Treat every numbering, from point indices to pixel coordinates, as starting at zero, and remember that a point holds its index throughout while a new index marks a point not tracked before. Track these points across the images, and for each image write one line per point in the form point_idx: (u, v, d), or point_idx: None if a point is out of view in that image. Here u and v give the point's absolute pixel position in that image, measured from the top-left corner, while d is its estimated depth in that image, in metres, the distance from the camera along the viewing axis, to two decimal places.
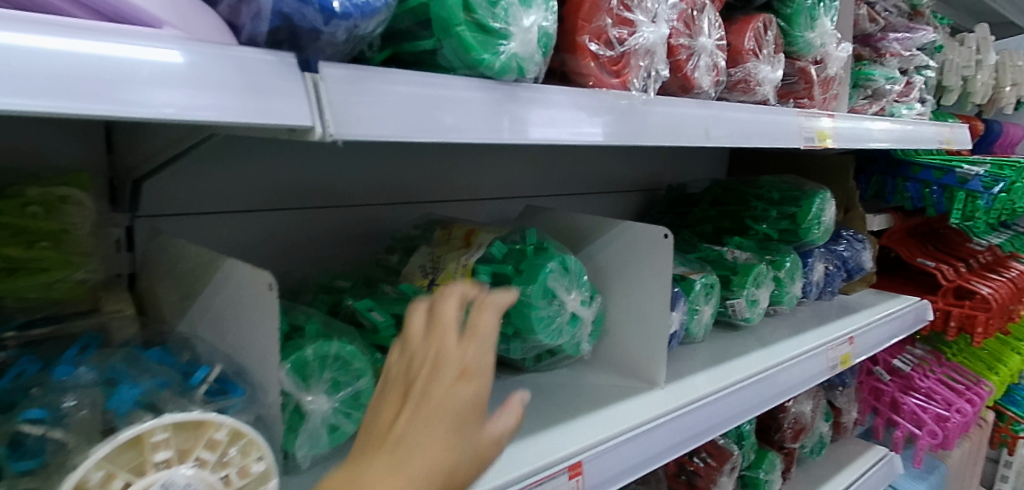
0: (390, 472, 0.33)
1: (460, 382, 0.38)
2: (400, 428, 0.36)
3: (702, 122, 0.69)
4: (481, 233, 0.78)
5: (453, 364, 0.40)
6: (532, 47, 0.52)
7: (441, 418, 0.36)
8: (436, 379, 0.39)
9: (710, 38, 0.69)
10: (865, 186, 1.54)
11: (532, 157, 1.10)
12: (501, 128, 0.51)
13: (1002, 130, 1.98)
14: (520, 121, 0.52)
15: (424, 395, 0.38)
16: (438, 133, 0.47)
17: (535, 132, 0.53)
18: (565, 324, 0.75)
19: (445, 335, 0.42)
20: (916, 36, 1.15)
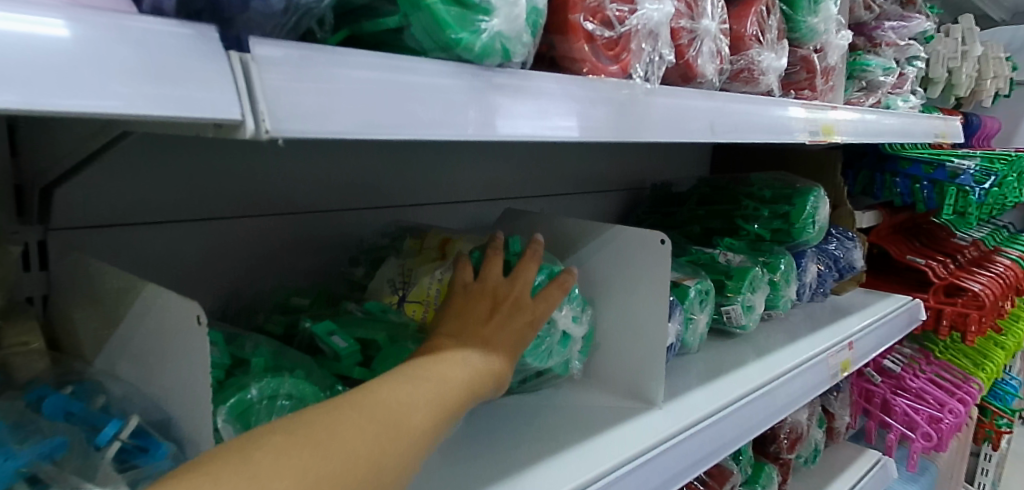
0: (485, 361, 0.51)
1: (529, 329, 0.56)
2: (490, 331, 0.54)
3: (707, 115, 0.61)
4: (458, 242, 0.69)
5: (532, 309, 0.57)
6: (519, 24, 0.43)
7: (512, 342, 0.55)
8: (518, 315, 0.56)
9: (713, 21, 0.62)
10: (853, 182, 1.49)
11: (510, 156, 1.02)
12: (484, 124, 0.42)
13: (980, 124, 1.97)
14: (505, 114, 0.44)
15: (511, 320, 0.55)
16: (407, 128, 0.38)
17: (523, 127, 0.45)
18: (555, 344, 0.67)
19: (525, 287, 0.58)
20: (911, 24, 1.09)
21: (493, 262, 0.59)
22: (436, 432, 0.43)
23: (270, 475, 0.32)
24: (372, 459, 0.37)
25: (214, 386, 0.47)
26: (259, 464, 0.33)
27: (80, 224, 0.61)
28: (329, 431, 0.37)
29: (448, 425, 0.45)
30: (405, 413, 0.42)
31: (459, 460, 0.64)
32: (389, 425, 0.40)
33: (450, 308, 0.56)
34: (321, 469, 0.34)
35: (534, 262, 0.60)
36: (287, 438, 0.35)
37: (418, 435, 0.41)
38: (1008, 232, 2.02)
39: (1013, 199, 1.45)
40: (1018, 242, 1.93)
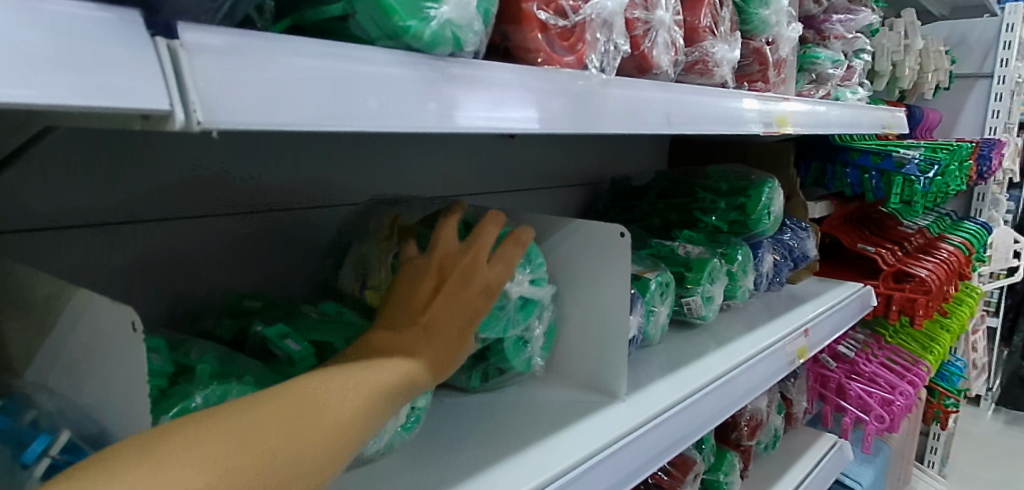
0: (424, 345, 0.51)
1: (478, 301, 0.54)
2: (435, 312, 0.52)
3: (662, 106, 0.61)
4: (404, 217, 0.68)
5: (483, 276, 0.54)
6: (470, 12, 0.41)
7: (460, 320, 0.54)
8: (468, 286, 0.54)
9: (667, 12, 0.62)
10: (804, 173, 1.52)
11: (467, 153, 1.01)
12: (437, 114, 0.41)
13: (923, 115, 2.05)
14: (457, 104, 0.43)
15: (459, 292, 0.53)
16: (349, 117, 0.36)
17: (476, 119, 0.43)
18: (513, 314, 0.66)
19: (480, 252, 0.54)
20: (858, 17, 1.11)
21: (442, 228, 0.55)
22: (369, 419, 0.43)
23: (191, 465, 0.32)
24: (295, 449, 0.37)
25: (156, 395, 0.44)
26: (180, 454, 0.32)
27: (4, 227, 0.57)
28: (253, 421, 0.36)
29: (387, 412, 0.45)
30: (337, 400, 0.41)
31: (421, 461, 0.62)
32: (316, 412, 0.39)
33: (398, 288, 0.54)
34: (236, 460, 0.34)
35: (492, 225, 0.56)
36: (213, 427, 0.35)
37: (349, 422, 0.41)
38: (951, 219, 2.10)
39: (955, 187, 1.51)
40: (959, 228, 2.01)
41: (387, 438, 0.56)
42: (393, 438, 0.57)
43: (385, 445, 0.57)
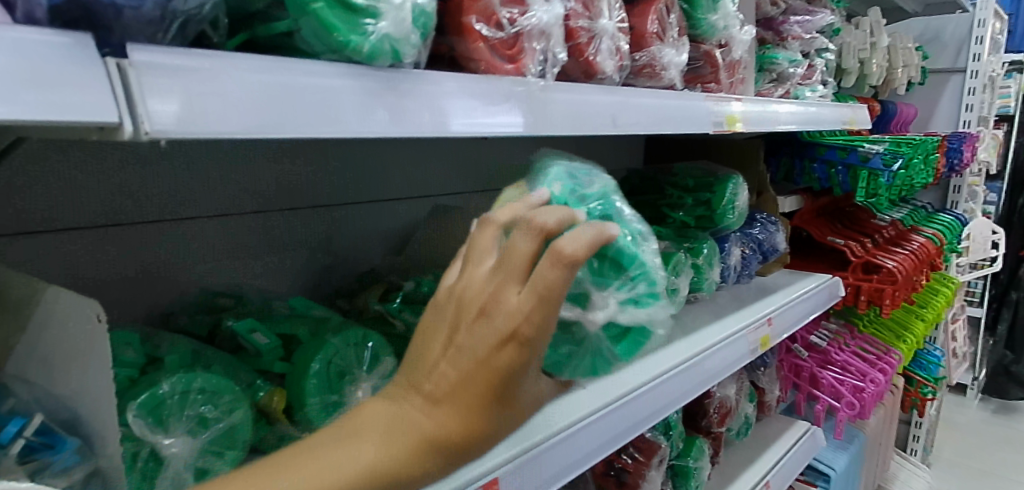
0: (423, 418, 0.41)
1: (500, 355, 0.40)
2: (441, 370, 0.41)
3: (608, 109, 0.65)
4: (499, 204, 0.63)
5: (505, 328, 0.40)
6: (407, 27, 0.45)
7: (476, 382, 0.41)
8: (485, 328, 0.41)
9: (610, 21, 0.66)
10: (775, 169, 1.57)
11: (438, 154, 1.04)
12: (376, 119, 0.45)
13: (896, 110, 2.10)
14: (398, 110, 0.46)
15: (471, 344, 0.41)
16: (287, 123, 0.40)
17: (465, 126, 0.50)
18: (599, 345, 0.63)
19: (508, 280, 0.42)
20: (815, 19, 1.15)
21: (474, 241, 0.46)
22: None
23: None
24: None
25: (126, 383, 0.47)
26: None
27: None
28: None
29: None
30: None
31: None
32: None
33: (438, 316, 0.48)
34: None
35: (526, 236, 0.43)
36: None
37: None
38: (926, 211, 2.15)
39: (920, 180, 1.56)
40: (933, 220, 2.05)
41: None
42: None
43: None
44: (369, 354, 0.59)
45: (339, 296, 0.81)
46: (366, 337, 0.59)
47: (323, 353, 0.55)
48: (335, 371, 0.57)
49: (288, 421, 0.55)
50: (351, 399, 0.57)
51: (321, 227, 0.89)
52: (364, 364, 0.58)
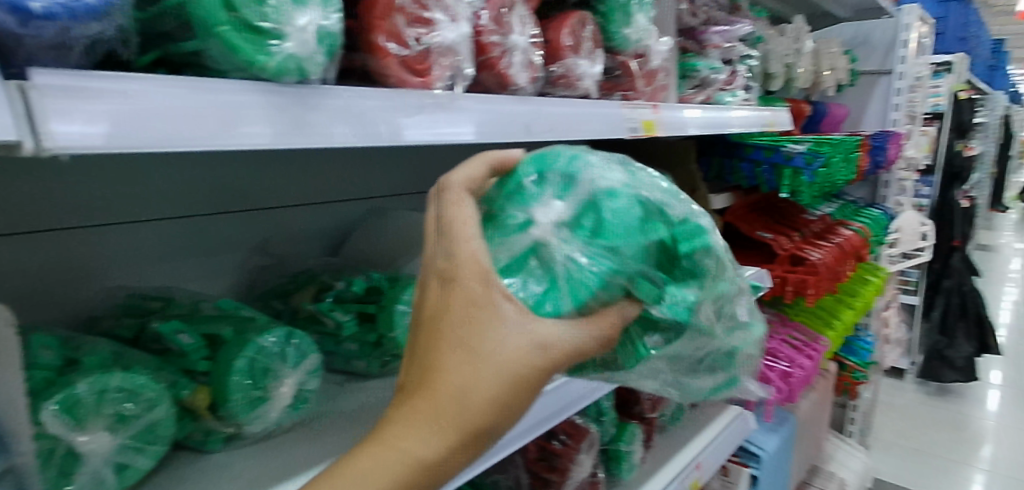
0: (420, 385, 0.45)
1: (434, 296, 0.47)
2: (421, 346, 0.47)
3: (521, 118, 0.70)
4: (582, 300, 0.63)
5: (429, 278, 0.47)
6: (312, 47, 0.47)
7: (436, 331, 0.46)
8: (426, 289, 0.48)
9: (522, 36, 0.71)
10: (707, 168, 1.66)
11: (375, 157, 1.08)
12: (298, 131, 0.49)
13: (827, 110, 2.21)
14: (329, 124, 0.51)
15: (424, 308, 0.48)
16: (184, 133, 0.42)
17: (426, 135, 0.58)
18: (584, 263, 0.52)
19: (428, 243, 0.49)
20: (734, 28, 1.26)
21: None
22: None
23: None
24: None
25: (45, 384, 0.49)
26: None
27: None
28: None
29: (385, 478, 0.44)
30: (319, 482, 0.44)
31: (309, 435, 0.66)
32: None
33: None
34: None
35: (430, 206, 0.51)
36: None
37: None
38: (855, 206, 2.27)
39: (842, 177, 1.66)
40: (860, 214, 2.17)
41: (275, 418, 0.61)
42: (281, 419, 0.62)
43: (275, 425, 0.62)
44: (294, 349, 0.62)
45: (273, 297, 0.83)
46: (289, 334, 0.62)
47: (247, 350, 0.58)
48: (259, 367, 0.59)
49: (212, 415, 0.58)
50: (276, 393, 0.60)
51: (256, 228, 0.92)
52: (289, 359, 0.61)
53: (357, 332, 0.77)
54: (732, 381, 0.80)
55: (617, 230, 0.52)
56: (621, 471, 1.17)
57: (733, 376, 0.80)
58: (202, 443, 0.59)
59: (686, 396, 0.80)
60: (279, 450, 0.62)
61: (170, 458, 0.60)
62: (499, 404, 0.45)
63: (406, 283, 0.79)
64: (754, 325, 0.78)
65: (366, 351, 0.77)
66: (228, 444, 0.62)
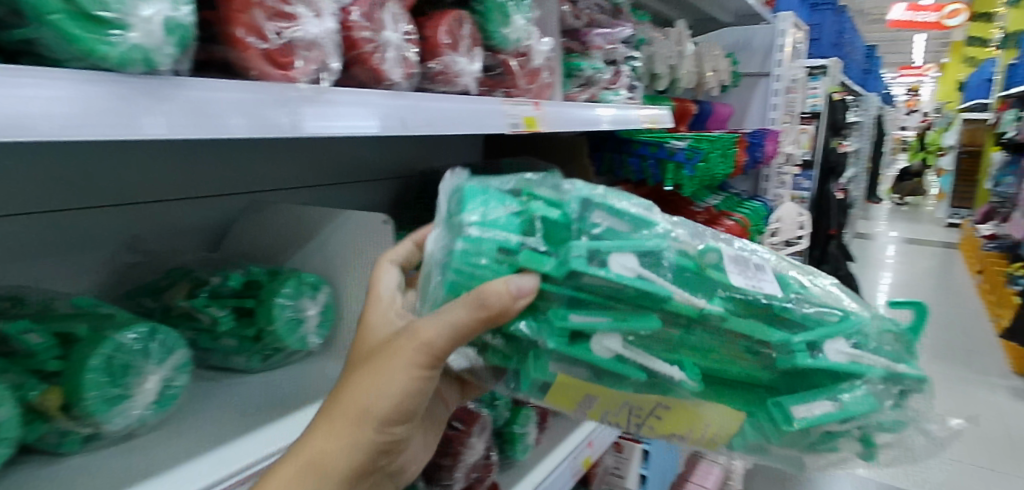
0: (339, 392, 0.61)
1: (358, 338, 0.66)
2: None
3: (395, 112, 0.71)
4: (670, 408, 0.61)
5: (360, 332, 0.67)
6: (159, 38, 0.46)
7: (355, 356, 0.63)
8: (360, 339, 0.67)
9: (394, 33, 0.72)
10: (600, 163, 1.74)
11: (258, 150, 1.07)
12: (192, 127, 0.50)
13: (711, 109, 2.37)
14: (226, 118, 0.52)
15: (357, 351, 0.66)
16: (74, 123, 0.41)
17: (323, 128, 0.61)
18: (463, 248, 0.57)
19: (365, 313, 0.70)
20: (615, 31, 1.34)
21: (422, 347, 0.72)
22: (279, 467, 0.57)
23: None
24: None
25: None
26: None
27: None
28: None
29: (308, 456, 0.57)
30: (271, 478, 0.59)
31: (178, 432, 0.65)
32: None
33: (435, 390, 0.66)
34: None
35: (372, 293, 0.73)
36: None
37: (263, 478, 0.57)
38: (739, 198, 2.44)
39: (721, 171, 1.79)
40: (743, 205, 2.34)
41: (137, 416, 0.60)
42: (144, 417, 0.60)
43: (136, 425, 0.61)
44: (157, 346, 0.61)
45: (144, 294, 0.81)
46: (153, 331, 0.61)
47: (103, 348, 0.56)
48: (118, 364, 0.57)
49: (66, 416, 0.56)
50: (136, 390, 0.59)
51: (129, 222, 0.89)
52: (152, 356, 0.60)
53: (234, 328, 0.75)
54: (846, 405, 0.55)
55: (474, 208, 0.58)
56: (515, 452, 1.21)
57: (848, 398, 0.56)
58: (56, 446, 0.57)
59: (791, 449, 0.60)
60: (142, 451, 0.61)
61: (19, 465, 0.57)
62: (389, 385, 0.58)
63: (286, 276, 0.78)
64: (848, 318, 0.59)
65: (244, 346, 0.76)
66: (86, 446, 0.60)
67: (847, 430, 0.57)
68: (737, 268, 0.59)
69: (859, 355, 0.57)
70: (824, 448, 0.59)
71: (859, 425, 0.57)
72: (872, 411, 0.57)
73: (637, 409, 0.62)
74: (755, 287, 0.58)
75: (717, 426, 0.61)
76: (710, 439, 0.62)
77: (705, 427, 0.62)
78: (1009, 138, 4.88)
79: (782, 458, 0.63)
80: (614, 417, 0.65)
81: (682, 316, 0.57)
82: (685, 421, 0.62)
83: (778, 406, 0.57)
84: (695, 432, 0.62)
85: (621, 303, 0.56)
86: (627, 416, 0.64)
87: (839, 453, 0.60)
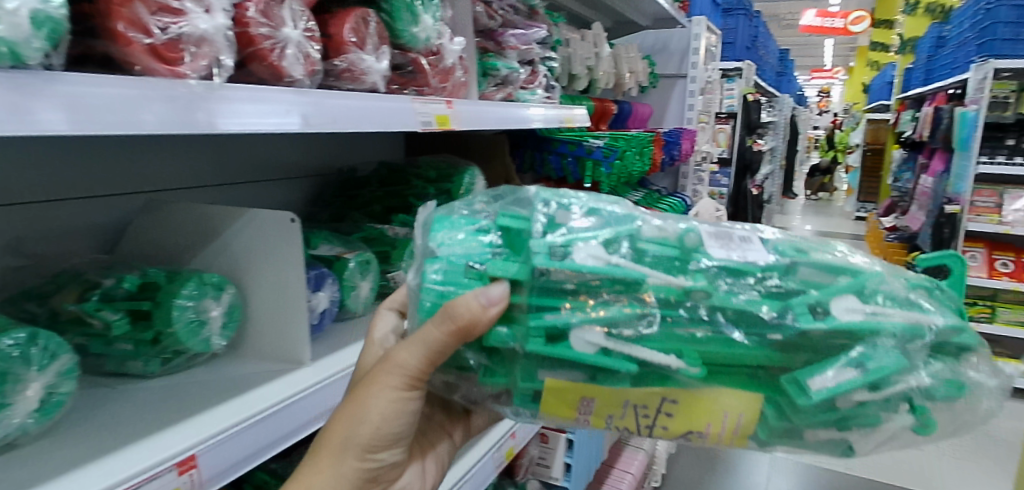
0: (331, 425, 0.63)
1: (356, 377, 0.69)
2: None
3: (297, 107, 0.71)
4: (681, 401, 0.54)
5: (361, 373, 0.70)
6: (27, 31, 0.44)
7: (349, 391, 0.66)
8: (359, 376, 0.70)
9: (294, 29, 0.72)
10: (520, 161, 1.77)
11: (156, 147, 1.04)
12: (100, 119, 0.49)
13: (631, 110, 2.43)
14: (137, 110, 0.52)
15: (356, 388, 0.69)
16: None
17: (232, 125, 0.61)
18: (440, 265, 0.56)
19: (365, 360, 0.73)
20: (530, 32, 1.37)
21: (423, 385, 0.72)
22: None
23: None
24: None
25: None
26: None
27: None
28: None
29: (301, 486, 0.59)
30: None
31: (68, 441, 0.63)
32: None
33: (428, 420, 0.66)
34: None
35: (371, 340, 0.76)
36: None
37: None
38: (660, 195, 2.54)
39: (638, 169, 1.86)
40: (662, 201, 2.43)
41: (17, 425, 0.57)
42: (26, 426, 0.58)
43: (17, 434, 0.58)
44: (40, 352, 0.58)
45: (29, 299, 0.77)
46: (35, 336, 0.58)
47: None
48: None
49: None
50: (16, 398, 0.56)
51: (10, 223, 0.85)
52: (34, 362, 0.58)
53: (129, 332, 0.73)
54: (871, 367, 0.50)
55: (445, 229, 0.58)
56: None
57: (872, 358, 0.51)
58: None
59: (827, 433, 0.55)
60: (24, 461, 0.59)
61: None
62: (371, 410, 0.60)
63: (187, 277, 0.75)
64: (859, 275, 0.54)
65: (141, 350, 0.74)
66: None
67: (883, 397, 0.52)
68: (717, 244, 0.56)
69: (875, 312, 0.52)
70: (859, 422, 0.54)
71: (894, 392, 0.52)
72: (905, 372, 0.52)
73: (644, 408, 0.55)
74: (737, 258, 0.55)
75: (738, 415, 0.54)
76: (733, 434, 0.55)
77: (724, 420, 0.54)
78: (907, 137, 5.27)
79: (821, 443, 0.56)
80: (621, 421, 0.57)
81: (670, 300, 0.53)
82: (700, 415, 0.55)
83: (794, 381, 0.52)
84: (715, 427, 0.55)
85: (597, 289, 0.53)
86: (635, 418, 0.56)
87: (883, 427, 0.54)
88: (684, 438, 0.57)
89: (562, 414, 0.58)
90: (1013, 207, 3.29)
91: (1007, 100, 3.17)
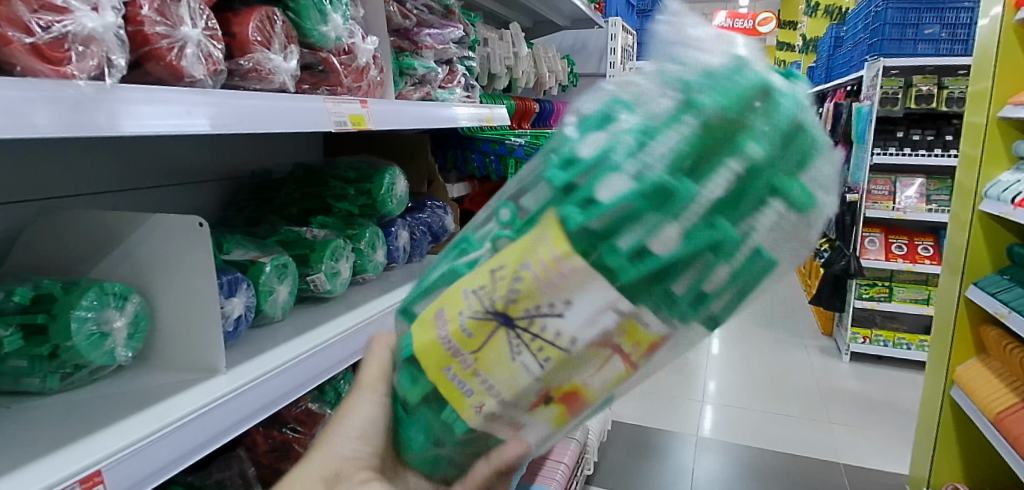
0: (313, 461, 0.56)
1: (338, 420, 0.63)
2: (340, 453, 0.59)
3: (199, 106, 0.69)
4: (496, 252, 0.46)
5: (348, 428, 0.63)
6: None
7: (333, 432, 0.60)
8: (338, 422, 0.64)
9: (194, 28, 0.70)
10: (444, 160, 1.78)
11: (45, 153, 0.98)
12: None
13: (552, 109, 2.49)
14: (26, 113, 0.49)
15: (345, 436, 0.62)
16: None
17: (133, 125, 0.59)
18: None
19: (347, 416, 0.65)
20: (445, 32, 1.38)
21: None
22: None
23: None
24: None
25: None
26: None
27: None
28: None
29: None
30: None
31: None
32: None
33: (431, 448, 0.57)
34: None
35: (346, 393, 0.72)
36: None
37: None
38: None
39: None
40: None
41: None
42: None
43: None
44: None
45: None
46: None
47: None
48: None
49: None
50: None
51: None
52: None
53: (22, 348, 0.69)
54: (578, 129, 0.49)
55: None
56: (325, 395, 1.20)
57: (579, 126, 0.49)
58: None
59: (625, 187, 0.43)
60: None
61: None
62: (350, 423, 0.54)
63: (86, 286, 0.72)
64: None
65: (36, 366, 0.70)
66: None
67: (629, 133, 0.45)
68: None
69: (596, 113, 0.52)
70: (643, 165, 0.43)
71: (629, 118, 0.45)
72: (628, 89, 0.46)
73: (481, 286, 0.44)
74: None
75: (542, 233, 0.43)
76: (555, 252, 0.42)
77: (534, 243, 0.43)
78: None
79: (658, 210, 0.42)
80: (475, 304, 0.44)
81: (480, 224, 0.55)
82: (516, 252, 0.44)
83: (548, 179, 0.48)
84: (534, 259, 0.42)
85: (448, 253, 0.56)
86: (481, 298, 0.44)
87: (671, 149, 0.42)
88: (527, 283, 0.42)
89: (442, 368, 0.46)
90: (905, 194, 3.59)
91: (896, 95, 3.44)
